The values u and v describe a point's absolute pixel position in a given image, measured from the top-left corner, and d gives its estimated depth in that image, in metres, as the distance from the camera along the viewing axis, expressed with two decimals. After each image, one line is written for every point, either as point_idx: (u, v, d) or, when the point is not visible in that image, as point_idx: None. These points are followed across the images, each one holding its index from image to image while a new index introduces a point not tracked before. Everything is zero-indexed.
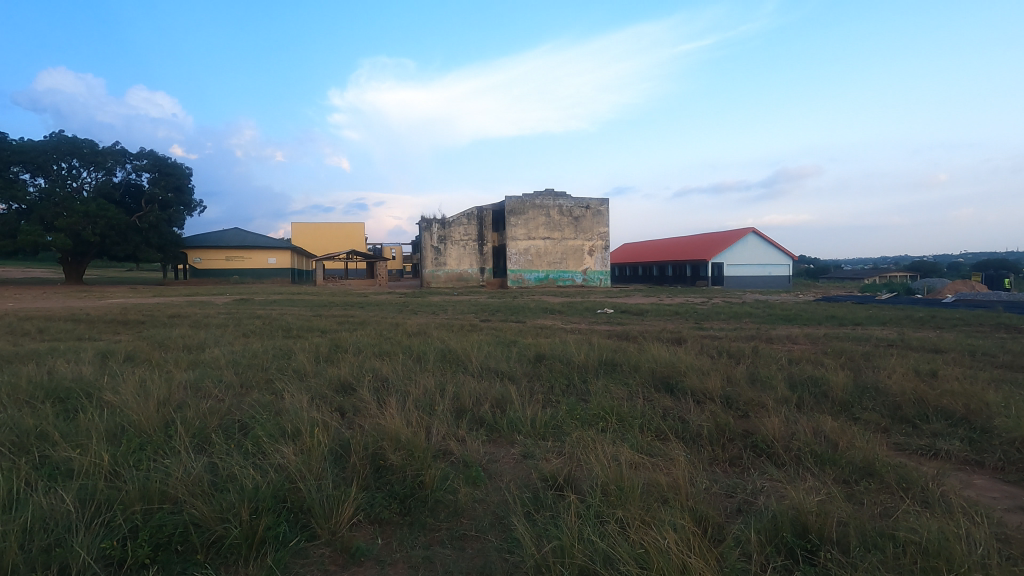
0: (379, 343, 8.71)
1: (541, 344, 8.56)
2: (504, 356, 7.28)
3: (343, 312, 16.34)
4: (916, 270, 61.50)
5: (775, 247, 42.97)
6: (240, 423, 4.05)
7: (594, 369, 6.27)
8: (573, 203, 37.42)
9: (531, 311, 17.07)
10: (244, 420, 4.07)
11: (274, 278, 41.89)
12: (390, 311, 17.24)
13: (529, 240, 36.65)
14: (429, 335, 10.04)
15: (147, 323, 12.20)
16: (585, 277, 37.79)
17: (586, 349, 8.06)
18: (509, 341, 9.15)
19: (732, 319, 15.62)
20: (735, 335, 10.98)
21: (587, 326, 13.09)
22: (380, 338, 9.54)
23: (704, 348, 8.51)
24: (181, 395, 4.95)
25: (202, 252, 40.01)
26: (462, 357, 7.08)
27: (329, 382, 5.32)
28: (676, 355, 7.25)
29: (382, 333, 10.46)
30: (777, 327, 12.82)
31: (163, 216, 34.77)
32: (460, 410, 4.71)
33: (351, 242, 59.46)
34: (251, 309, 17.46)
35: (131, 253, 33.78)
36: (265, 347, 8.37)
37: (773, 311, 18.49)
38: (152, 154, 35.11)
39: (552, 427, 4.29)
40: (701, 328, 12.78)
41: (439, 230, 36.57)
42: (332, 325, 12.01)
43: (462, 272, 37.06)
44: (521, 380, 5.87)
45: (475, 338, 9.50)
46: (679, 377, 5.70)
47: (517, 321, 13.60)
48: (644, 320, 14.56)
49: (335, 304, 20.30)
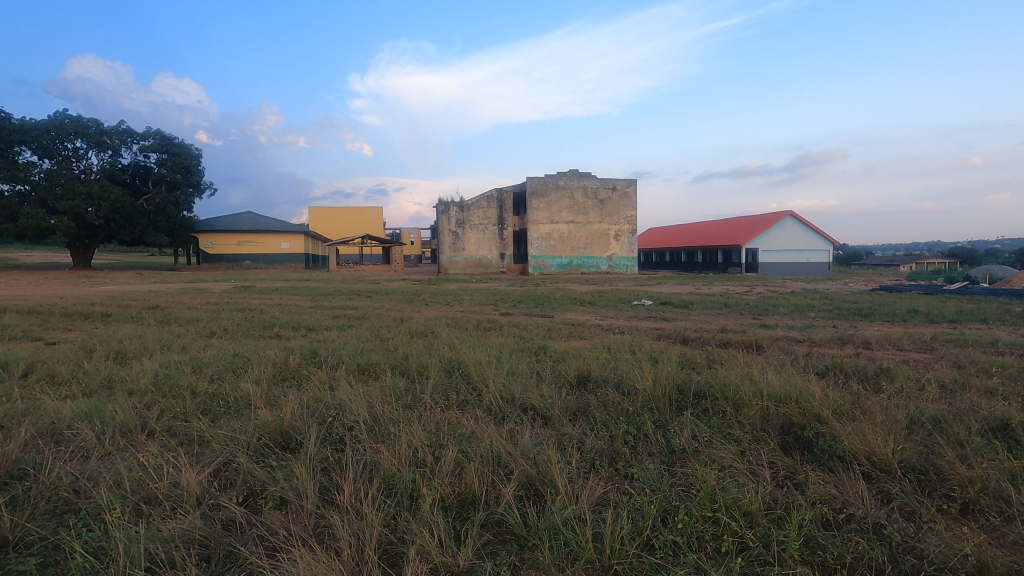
0: (370, 349, 6.77)
1: (578, 353, 6.52)
2: (535, 374, 5.30)
3: (344, 303, 14.41)
4: (957, 257, 57.90)
5: (815, 231, 40.01)
6: (50, 564, 2.15)
7: (665, 405, 4.23)
8: (599, 184, 34.95)
9: (557, 303, 14.99)
10: (60, 556, 2.17)
11: (287, 263, 40.40)
12: (398, 301, 15.37)
13: (552, 224, 34.43)
14: (435, 336, 8.06)
15: (111, 316, 10.48)
16: (611, 264, 35.45)
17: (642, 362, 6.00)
18: (537, 349, 7.06)
19: (794, 313, 13.31)
20: (819, 339, 8.74)
21: (627, 322, 10.99)
22: (372, 341, 7.58)
23: (795, 360, 6.38)
24: (18, 455, 3.09)
25: (213, 237, 38.65)
26: (474, 377, 5.11)
27: (263, 431, 3.40)
28: (774, 374, 5.15)
29: (378, 332, 8.54)
30: (862, 326, 10.53)
31: (170, 198, 33.23)
32: (468, 497, 2.73)
33: (368, 228, 57.94)
34: (245, 299, 15.69)
35: (138, 237, 32.49)
36: (218, 355, 6.47)
37: (836, 303, 16.08)
38: (158, 134, 33.46)
39: (634, 556, 2.28)
40: (767, 327, 10.54)
41: (457, 213, 34.56)
42: (323, 320, 10.13)
43: (482, 257, 35.05)
44: (561, 425, 3.84)
45: (492, 341, 7.49)
46: (810, 420, 3.65)
47: (542, 316, 11.55)
48: (692, 315, 12.40)
49: (338, 293, 18.49)
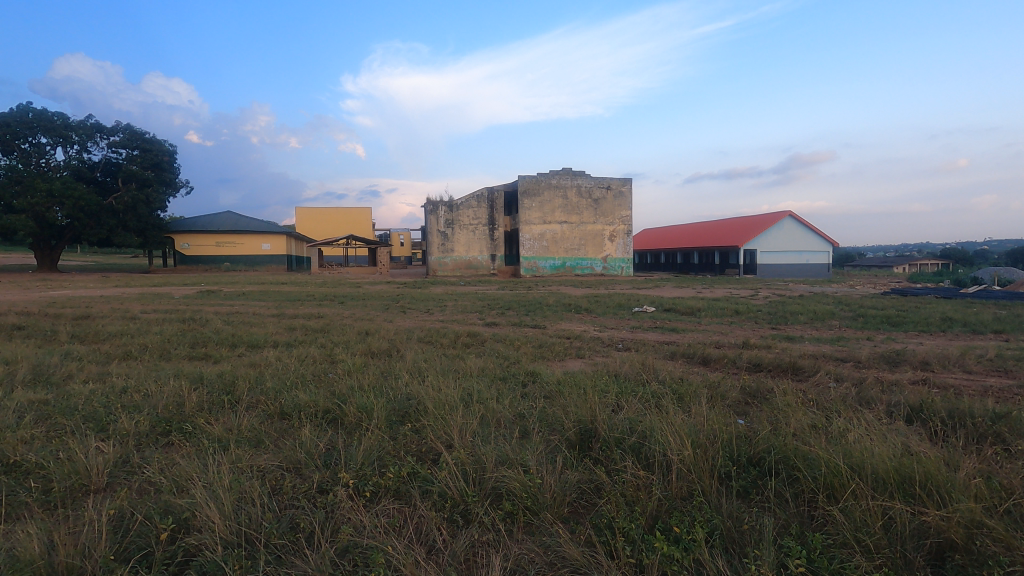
0: (308, 379, 5.22)
1: (576, 385, 5.00)
2: (517, 430, 3.79)
3: (311, 311, 12.81)
4: (953, 258, 56.99)
5: (815, 232, 38.74)
6: None
7: (715, 492, 2.74)
8: (593, 183, 33.48)
9: (551, 309, 13.49)
10: None
11: (269, 265, 38.66)
12: (374, 308, 13.80)
13: (544, 224, 32.94)
14: (398, 359, 6.48)
15: (23, 328, 8.85)
16: (605, 266, 34.04)
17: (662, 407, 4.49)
18: (524, 378, 5.53)
19: (814, 321, 11.88)
20: (864, 358, 7.29)
21: (632, 335, 9.50)
22: (316, 367, 5.98)
23: (859, 394, 4.91)
24: None
25: (190, 238, 36.86)
26: (431, 433, 3.57)
27: (15, 574, 1.89)
28: (854, 424, 3.67)
29: (331, 352, 6.96)
30: (900, 341, 9.13)
31: (140, 196, 31.24)
32: None
33: (355, 228, 56.26)
34: (204, 306, 14.06)
35: (106, 237, 30.68)
36: (102, 391, 4.87)
37: (855, 309, 14.67)
38: (127, 128, 31.65)
39: None
40: (792, 340, 9.13)
41: (445, 214, 33.01)
42: (274, 336, 8.55)
43: (471, 259, 33.50)
44: (556, 542, 2.35)
45: (466, 366, 5.93)
46: (970, 528, 2.18)
47: (533, 327, 10.03)
48: (704, 325, 10.94)
49: (309, 298, 16.88)
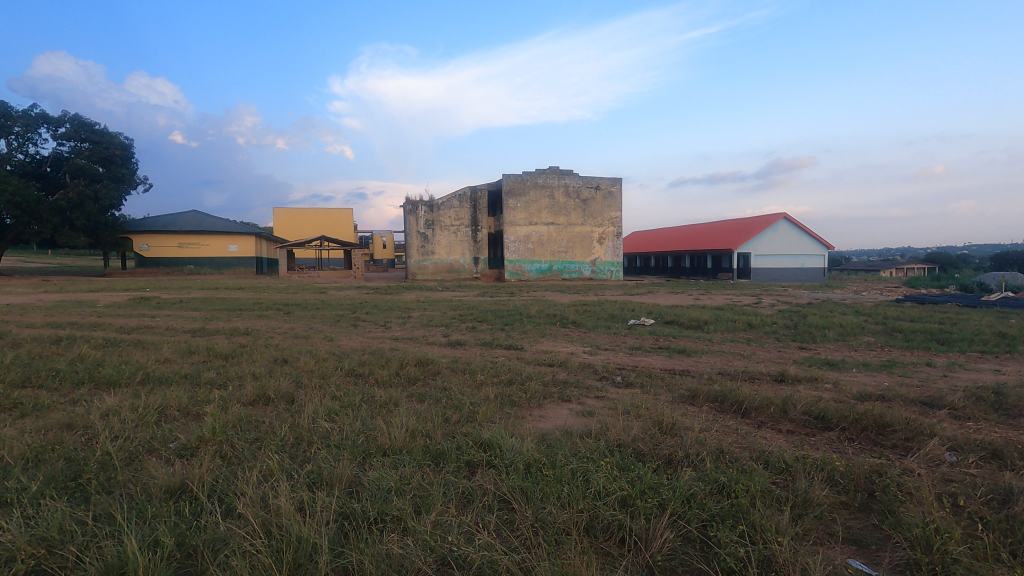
0: (95, 471, 3.01)
1: (555, 479, 2.88)
2: None
3: (241, 324, 10.57)
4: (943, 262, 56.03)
5: (809, 234, 37.16)
6: None
7: None
8: (581, 182, 31.47)
9: (532, 322, 11.40)
10: None
11: (236, 267, 36.23)
12: (321, 320, 11.61)
13: (530, 225, 30.90)
14: (293, 412, 4.30)
15: None
16: (594, 269, 31.99)
17: (710, 547, 2.41)
18: (473, 455, 3.39)
19: (846, 338, 9.88)
20: (959, 401, 5.22)
21: (631, 359, 7.39)
22: (153, 432, 3.78)
23: None
24: None
25: (150, 238, 34.16)
26: None
27: None
28: None
29: (202, 399, 4.72)
30: (971, 367, 7.13)
31: (88, 192, 28.52)
32: None
33: (336, 229, 53.95)
34: (119, 317, 11.72)
35: (50, 237, 27.95)
36: None
37: (881, 321, 12.74)
38: (75, 118, 28.99)
39: None
40: (837, 366, 7.12)
41: (425, 214, 30.88)
42: (154, 366, 6.29)
43: (453, 262, 31.40)
44: None
45: (384, 428, 3.75)
46: None
47: (506, 349, 7.88)
48: (718, 343, 8.90)
49: (255, 306, 14.52)
